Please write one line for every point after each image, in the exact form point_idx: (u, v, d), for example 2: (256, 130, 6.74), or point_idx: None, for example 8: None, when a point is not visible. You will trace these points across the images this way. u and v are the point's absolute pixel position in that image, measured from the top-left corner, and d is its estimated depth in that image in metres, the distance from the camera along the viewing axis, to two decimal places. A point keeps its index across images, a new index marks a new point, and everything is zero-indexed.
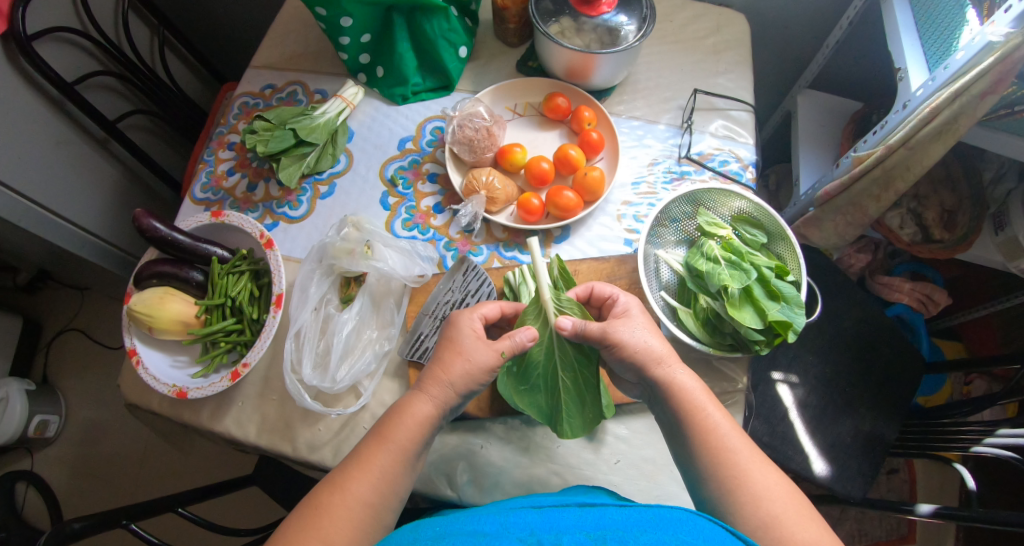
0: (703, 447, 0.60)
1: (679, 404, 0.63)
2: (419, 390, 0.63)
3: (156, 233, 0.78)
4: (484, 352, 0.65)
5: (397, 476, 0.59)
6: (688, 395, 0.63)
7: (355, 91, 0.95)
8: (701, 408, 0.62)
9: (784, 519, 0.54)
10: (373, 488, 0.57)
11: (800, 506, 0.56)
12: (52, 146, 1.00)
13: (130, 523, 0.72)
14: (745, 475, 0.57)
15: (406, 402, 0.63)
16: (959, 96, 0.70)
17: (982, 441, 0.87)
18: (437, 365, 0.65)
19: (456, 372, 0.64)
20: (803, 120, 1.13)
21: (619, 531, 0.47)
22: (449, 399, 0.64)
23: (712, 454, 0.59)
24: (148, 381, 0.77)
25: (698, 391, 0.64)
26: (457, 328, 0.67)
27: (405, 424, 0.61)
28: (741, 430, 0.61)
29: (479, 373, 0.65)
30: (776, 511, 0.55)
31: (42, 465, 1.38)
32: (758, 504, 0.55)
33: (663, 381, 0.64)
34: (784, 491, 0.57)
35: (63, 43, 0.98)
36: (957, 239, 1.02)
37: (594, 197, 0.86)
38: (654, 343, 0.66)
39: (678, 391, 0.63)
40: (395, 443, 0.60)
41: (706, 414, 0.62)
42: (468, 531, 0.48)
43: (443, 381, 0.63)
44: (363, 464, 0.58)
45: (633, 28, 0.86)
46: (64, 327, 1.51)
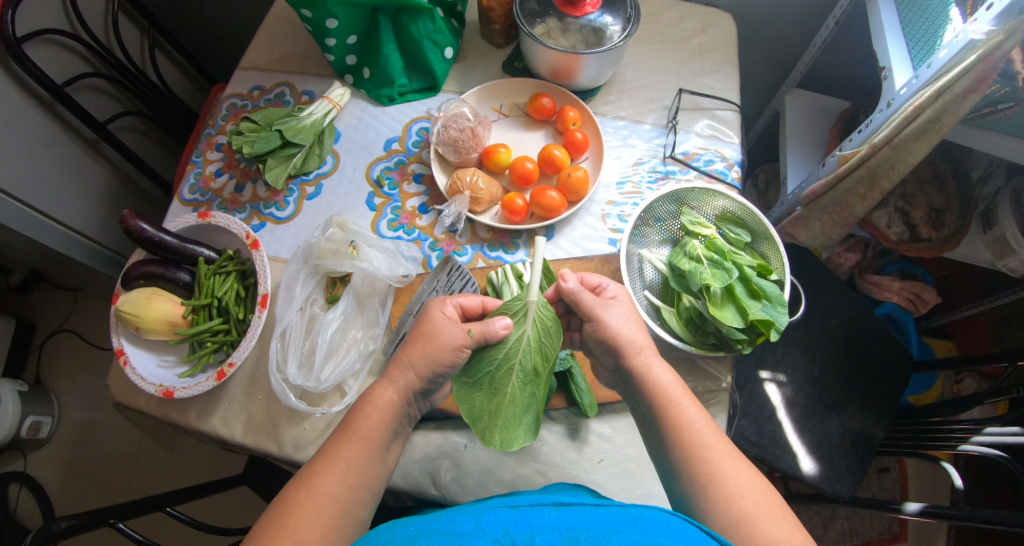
0: (677, 442, 0.60)
1: (653, 398, 0.63)
2: (382, 378, 0.65)
3: (143, 234, 0.78)
4: (452, 331, 0.66)
5: (365, 468, 0.60)
6: (663, 389, 0.63)
7: (341, 92, 0.96)
8: (675, 403, 0.62)
9: (756, 517, 0.55)
10: (339, 481, 0.58)
11: (773, 503, 0.56)
12: (42, 147, 1.00)
13: (117, 522, 0.72)
14: (717, 471, 0.58)
15: (370, 392, 0.64)
16: (942, 94, 0.70)
17: (970, 440, 0.87)
18: (402, 348, 0.66)
19: (416, 353, 0.65)
20: (791, 119, 1.13)
21: (593, 532, 0.47)
22: (410, 382, 0.64)
23: (686, 450, 0.60)
24: (135, 381, 0.77)
25: (674, 385, 0.64)
26: (426, 309, 0.68)
27: (366, 413, 0.62)
28: (715, 426, 0.62)
29: (441, 352, 0.65)
30: (748, 508, 0.55)
31: (35, 465, 1.39)
32: (730, 501, 0.56)
33: (640, 370, 0.65)
34: (756, 488, 0.57)
35: (51, 45, 0.98)
36: (943, 239, 1.02)
37: (578, 197, 0.87)
38: (635, 334, 0.67)
39: (654, 385, 0.64)
40: (358, 434, 0.61)
41: (680, 409, 0.62)
42: (442, 531, 0.48)
43: (404, 361, 0.65)
44: (328, 459, 0.59)
45: (618, 29, 0.87)
46: (57, 327, 1.52)
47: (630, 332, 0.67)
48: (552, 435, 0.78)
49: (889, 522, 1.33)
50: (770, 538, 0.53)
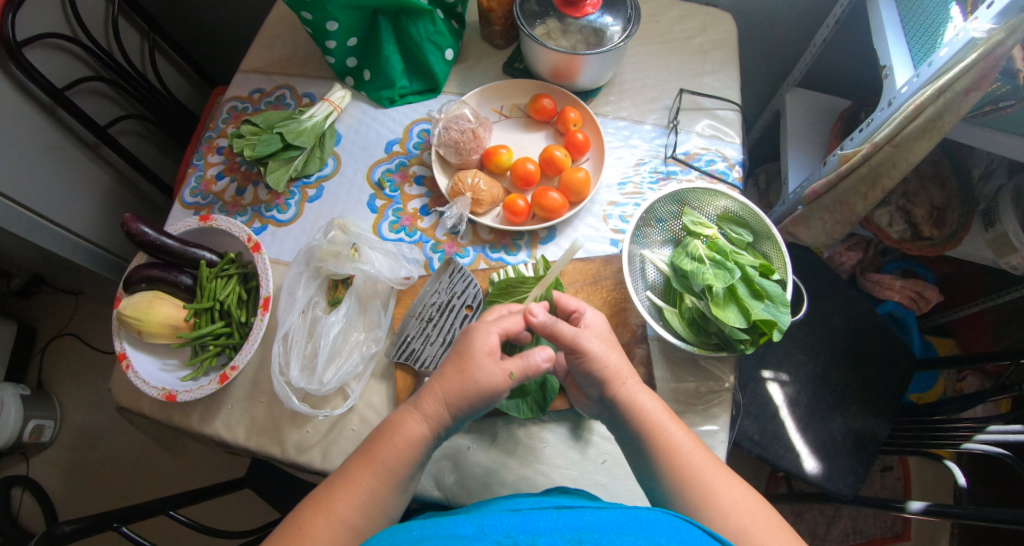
0: (667, 468, 0.61)
1: (640, 425, 0.64)
2: (413, 409, 0.63)
3: (144, 238, 0.78)
4: (494, 374, 0.63)
5: (383, 497, 0.60)
6: (648, 416, 0.64)
7: (342, 94, 0.96)
8: (662, 428, 0.63)
9: (752, 530, 0.56)
10: (357, 509, 0.59)
11: (767, 516, 0.58)
12: (43, 151, 1.00)
13: (120, 526, 0.72)
14: (710, 490, 0.59)
15: (398, 421, 0.63)
16: (943, 92, 0.70)
17: (972, 438, 0.87)
18: (437, 382, 0.64)
19: (453, 391, 0.63)
20: (792, 118, 1.13)
21: (595, 533, 0.47)
22: (443, 417, 0.63)
23: (677, 473, 0.61)
24: (137, 384, 0.77)
25: (659, 411, 0.65)
26: (469, 341, 0.65)
27: (394, 444, 0.61)
28: (702, 447, 0.63)
29: (482, 391, 0.63)
30: (743, 524, 0.57)
31: (37, 469, 1.39)
32: (725, 519, 0.57)
33: (625, 400, 0.65)
34: (748, 503, 0.58)
35: (52, 49, 0.99)
36: (945, 237, 1.02)
37: (580, 197, 0.86)
38: (616, 361, 0.66)
39: (640, 412, 0.64)
40: (381, 464, 0.60)
41: (667, 435, 0.63)
42: (443, 536, 0.48)
43: (438, 397, 0.63)
44: (348, 484, 0.59)
45: (618, 29, 0.87)
46: (59, 331, 1.52)
47: (611, 360, 0.66)
48: (555, 436, 0.78)
49: (892, 521, 1.33)
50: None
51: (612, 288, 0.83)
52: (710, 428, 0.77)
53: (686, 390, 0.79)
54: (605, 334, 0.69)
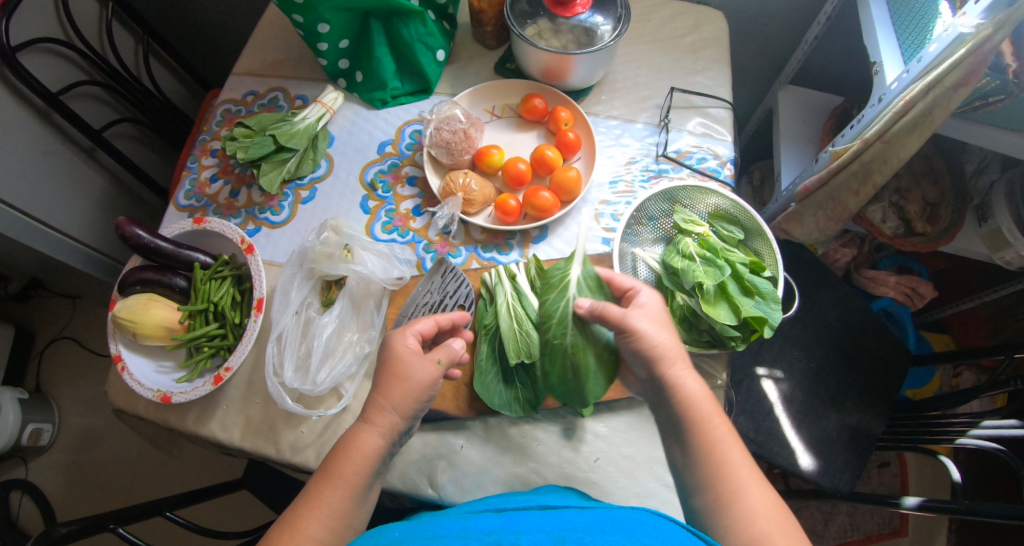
0: (706, 460, 0.60)
1: (685, 412, 0.63)
2: (364, 422, 0.64)
3: (138, 241, 0.79)
4: (422, 368, 0.67)
5: (349, 510, 0.60)
6: (695, 404, 0.63)
7: (334, 96, 0.97)
8: (707, 419, 0.62)
9: (773, 536, 0.55)
10: (323, 525, 0.58)
11: (791, 527, 0.57)
12: (38, 155, 1.01)
13: (117, 527, 0.72)
14: (742, 489, 0.58)
15: (352, 436, 0.63)
16: (932, 88, 0.70)
17: (967, 433, 0.88)
18: (379, 392, 0.66)
19: (398, 396, 0.65)
20: (785, 116, 1.13)
21: (578, 531, 0.49)
22: (394, 425, 0.65)
23: (714, 466, 0.60)
24: (133, 386, 0.78)
25: (704, 401, 0.64)
26: (390, 349, 0.68)
27: (351, 459, 0.62)
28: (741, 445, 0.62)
29: (419, 389, 0.66)
30: (768, 529, 0.56)
31: (36, 472, 1.40)
32: (751, 520, 0.56)
33: (672, 383, 0.65)
34: (775, 509, 0.58)
35: (45, 53, 0.99)
36: (939, 233, 1.01)
37: (571, 196, 0.87)
38: (667, 342, 0.66)
39: (688, 400, 0.64)
40: (341, 478, 0.61)
41: (709, 426, 0.62)
42: (427, 535, 0.50)
43: (386, 407, 0.65)
44: (312, 503, 0.59)
45: (608, 28, 0.87)
46: (57, 335, 1.52)
47: (664, 341, 0.66)
48: (548, 434, 0.78)
49: (890, 517, 1.32)
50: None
51: None
52: None
53: None
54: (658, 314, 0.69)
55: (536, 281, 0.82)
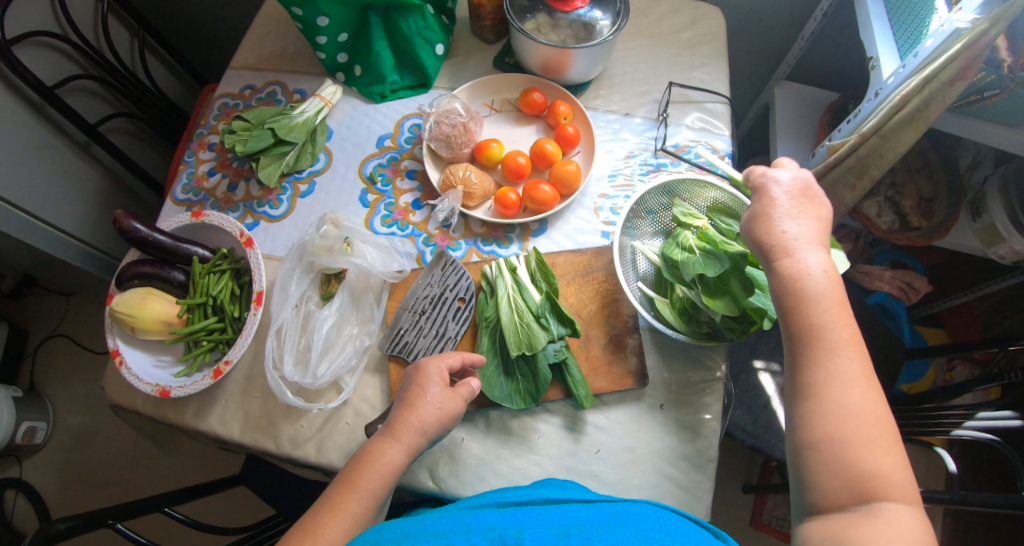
0: (803, 345, 0.59)
1: (789, 298, 0.60)
2: (390, 438, 0.65)
3: (136, 234, 0.78)
4: (453, 401, 0.68)
5: (367, 520, 0.61)
6: (804, 287, 0.59)
7: (333, 90, 0.96)
8: (809, 308, 0.59)
9: (849, 441, 0.54)
10: (344, 532, 0.59)
11: (881, 428, 0.54)
12: (33, 150, 1.00)
13: (116, 523, 0.72)
14: (834, 383, 0.56)
15: (377, 451, 0.64)
16: (929, 83, 0.71)
17: (962, 425, 0.88)
18: (408, 411, 0.67)
19: (428, 420, 0.66)
20: (781, 111, 1.14)
21: (580, 527, 0.50)
22: (419, 445, 0.66)
23: (808, 354, 0.58)
24: (131, 381, 0.77)
25: (817, 289, 0.59)
26: (425, 374, 0.69)
27: (376, 472, 0.63)
28: (855, 336, 0.58)
29: (449, 420, 0.68)
30: (841, 432, 0.55)
31: (31, 471, 1.38)
32: (825, 419, 0.55)
33: (781, 272, 0.61)
34: (872, 408, 0.55)
35: (41, 47, 0.98)
36: (933, 227, 1.03)
37: (571, 189, 0.87)
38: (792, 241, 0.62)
39: (798, 284, 0.60)
40: (365, 490, 0.62)
41: (815, 311, 0.59)
42: (429, 531, 0.50)
43: (416, 427, 0.66)
44: (334, 509, 0.60)
45: (607, 23, 0.87)
46: (51, 333, 1.51)
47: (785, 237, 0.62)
48: (549, 426, 0.78)
49: None
50: (853, 454, 0.54)
51: (604, 279, 0.83)
52: (703, 416, 0.77)
53: (677, 379, 0.80)
54: (793, 206, 0.64)
55: (536, 274, 0.82)
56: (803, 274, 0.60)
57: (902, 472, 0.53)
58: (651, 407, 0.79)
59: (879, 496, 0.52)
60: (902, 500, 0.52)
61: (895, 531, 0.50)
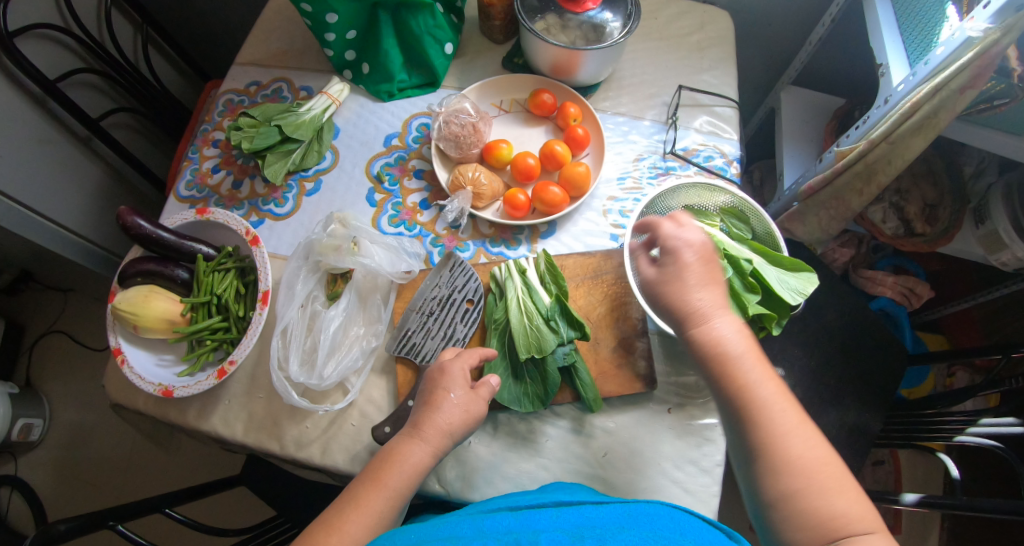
0: (739, 412, 0.58)
1: (713, 366, 0.60)
2: (416, 438, 0.65)
3: (141, 231, 0.77)
4: (477, 403, 0.68)
5: (391, 519, 0.61)
6: (723, 349, 0.59)
7: (340, 88, 0.95)
8: (736, 371, 0.58)
9: (810, 493, 0.54)
10: (368, 530, 0.58)
11: (834, 473, 0.54)
12: (34, 144, 0.99)
13: (116, 525, 0.70)
14: (783, 439, 0.56)
15: (403, 450, 0.64)
16: (940, 90, 0.71)
17: (964, 431, 0.89)
18: (433, 411, 0.66)
19: (455, 421, 0.66)
20: (788, 115, 1.14)
21: (595, 527, 0.49)
22: (444, 446, 0.66)
23: (749, 414, 0.57)
24: (133, 380, 0.76)
25: (736, 351, 0.59)
26: (449, 375, 0.69)
27: (401, 471, 0.62)
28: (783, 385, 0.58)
29: (474, 422, 0.68)
30: (797, 484, 0.54)
31: (25, 469, 1.37)
32: (777, 477, 0.55)
33: (700, 340, 0.60)
34: (819, 454, 0.55)
35: (44, 40, 0.97)
36: (938, 234, 1.03)
37: (580, 192, 0.87)
38: (700, 301, 0.61)
39: (717, 346, 0.59)
40: (390, 489, 0.61)
41: (741, 370, 0.58)
42: (446, 536, 0.50)
43: (443, 429, 0.66)
44: (359, 507, 0.59)
45: (618, 25, 0.87)
46: (47, 328, 1.49)
47: (694, 299, 0.61)
48: (556, 429, 0.78)
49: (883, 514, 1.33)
50: (817, 507, 0.53)
51: (613, 282, 0.83)
52: (710, 421, 0.77)
53: (685, 383, 0.80)
54: (701, 272, 0.63)
55: (546, 278, 0.82)
56: (720, 341, 0.59)
57: (864, 507, 0.53)
58: (658, 410, 0.78)
59: (852, 536, 0.52)
60: (874, 537, 0.52)
61: None
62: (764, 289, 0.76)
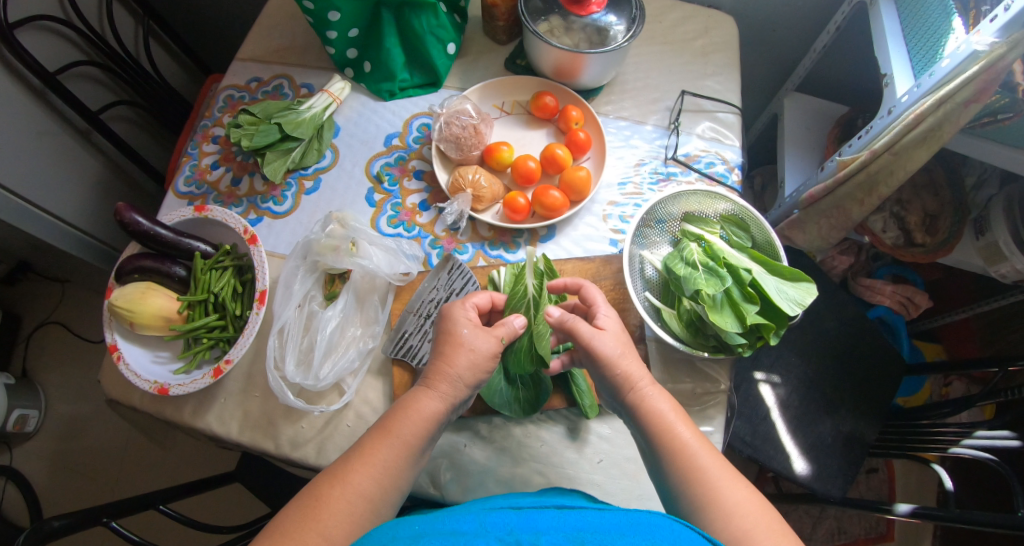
0: (676, 472, 0.60)
1: (651, 426, 0.63)
2: (425, 386, 0.63)
3: (138, 228, 0.77)
4: (486, 340, 0.66)
5: (400, 471, 0.59)
6: (658, 413, 0.63)
7: (341, 86, 0.95)
8: (672, 428, 0.62)
9: (757, 533, 0.55)
10: (374, 481, 0.58)
11: (771, 518, 0.56)
12: (33, 137, 0.98)
13: (110, 522, 0.69)
14: (727, 494, 0.57)
15: (412, 398, 0.63)
16: (944, 103, 0.70)
17: (960, 443, 0.88)
18: (441, 358, 0.65)
19: (462, 365, 0.64)
20: (790, 122, 1.14)
21: (597, 533, 0.47)
22: (456, 392, 0.63)
23: (690, 469, 0.59)
24: (129, 377, 0.75)
25: (670, 411, 0.64)
26: (453, 320, 0.67)
27: (409, 419, 0.61)
28: (711, 445, 0.62)
29: (483, 361, 0.65)
30: (747, 525, 0.55)
31: (20, 459, 1.37)
32: (728, 519, 0.55)
33: (636, 402, 0.64)
34: (755, 504, 0.57)
35: (43, 31, 0.96)
36: (938, 245, 1.03)
37: (580, 197, 0.87)
38: (630, 367, 0.66)
39: (652, 412, 0.63)
40: (397, 437, 0.60)
41: (675, 433, 0.62)
42: (447, 531, 0.48)
43: (450, 374, 0.64)
44: (365, 458, 0.59)
45: (622, 29, 0.86)
46: (44, 319, 1.49)
47: (626, 365, 0.66)
48: (552, 435, 0.78)
49: (876, 522, 1.34)
50: None
51: (612, 288, 0.83)
52: (705, 428, 0.78)
53: (682, 391, 0.79)
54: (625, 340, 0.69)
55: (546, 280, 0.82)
56: (653, 409, 0.63)
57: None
58: None
59: None
60: None
61: None
62: (763, 298, 0.76)
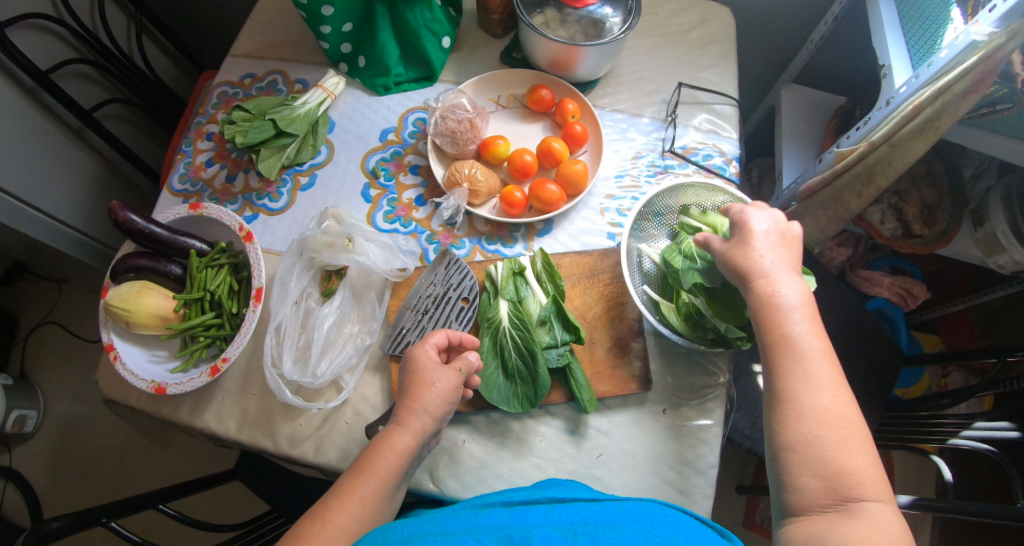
0: (776, 357, 0.59)
1: (763, 315, 0.61)
2: (396, 424, 0.65)
3: (132, 226, 0.76)
4: (450, 374, 0.67)
5: (378, 505, 0.60)
6: (776, 300, 0.60)
7: (335, 81, 0.94)
8: (783, 321, 0.59)
9: (824, 441, 0.54)
10: (355, 518, 0.58)
11: (851, 433, 0.55)
12: (26, 136, 0.98)
13: (109, 521, 0.69)
14: (811, 398, 0.56)
15: (385, 436, 0.64)
16: (942, 94, 0.70)
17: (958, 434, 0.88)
18: (408, 397, 0.66)
19: (428, 399, 0.66)
20: (788, 114, 1.13)
21: (589, 525, 0.47)
22: (425, 426, 0.65)
23: (780, 364, 0.59)
24: (125, 376, 0.75)
25: (795, 304, 0.60)
26: (414, 360, 0.68)
27: (383, 456, 0.62)
28: (826, 347, 0.58)
29: (448, 393, 0.67)
30: (817, 432, 0.55)
31: (19, 460, 1.37)
32: (800, 421, 0.56)
33: (759, 292, 0.61)
34: (838, 416, 0.55)
35: (35, 30, 0.96)
36: (935, 236, 1.02)
37: (577, 189, 0.86)
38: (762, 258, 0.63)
39: (772, 300, 0.60)
40: (374, 475, 0.61)
41: (787, 324, 0.59)
42: (438, 530, 0.48)
43: (417, 408, 0.65)
44: (343, 497, 0.59)
45: (618, 21, 0.86)
46: (41, 320, 1.48)
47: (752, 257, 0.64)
48: (551, 429, 0.77)
49: None
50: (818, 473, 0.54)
51: (610, 282, 0.83)
52: (704, 422, 0.77)
53: (681, 384, 0.79)
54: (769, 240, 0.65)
55: (543, 275, 0.82)
56: (771, 301, 0.60)
57: (874, 472, 0.53)
58: (653, 411, 0.78)
59: (857, 495, 0.52)
60: (881, 506, 0.52)
61: (874, 525, 0.51)
62: None
